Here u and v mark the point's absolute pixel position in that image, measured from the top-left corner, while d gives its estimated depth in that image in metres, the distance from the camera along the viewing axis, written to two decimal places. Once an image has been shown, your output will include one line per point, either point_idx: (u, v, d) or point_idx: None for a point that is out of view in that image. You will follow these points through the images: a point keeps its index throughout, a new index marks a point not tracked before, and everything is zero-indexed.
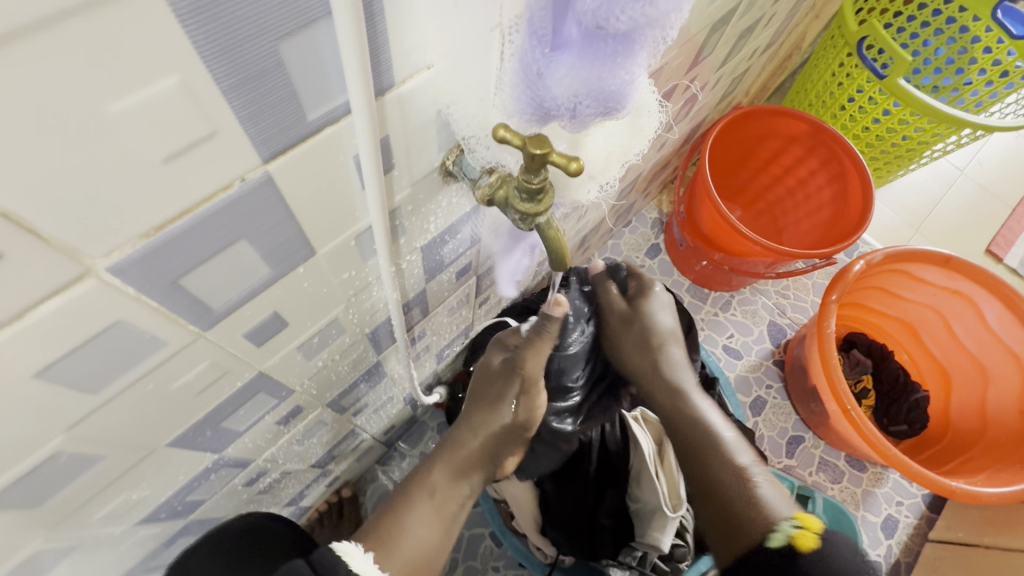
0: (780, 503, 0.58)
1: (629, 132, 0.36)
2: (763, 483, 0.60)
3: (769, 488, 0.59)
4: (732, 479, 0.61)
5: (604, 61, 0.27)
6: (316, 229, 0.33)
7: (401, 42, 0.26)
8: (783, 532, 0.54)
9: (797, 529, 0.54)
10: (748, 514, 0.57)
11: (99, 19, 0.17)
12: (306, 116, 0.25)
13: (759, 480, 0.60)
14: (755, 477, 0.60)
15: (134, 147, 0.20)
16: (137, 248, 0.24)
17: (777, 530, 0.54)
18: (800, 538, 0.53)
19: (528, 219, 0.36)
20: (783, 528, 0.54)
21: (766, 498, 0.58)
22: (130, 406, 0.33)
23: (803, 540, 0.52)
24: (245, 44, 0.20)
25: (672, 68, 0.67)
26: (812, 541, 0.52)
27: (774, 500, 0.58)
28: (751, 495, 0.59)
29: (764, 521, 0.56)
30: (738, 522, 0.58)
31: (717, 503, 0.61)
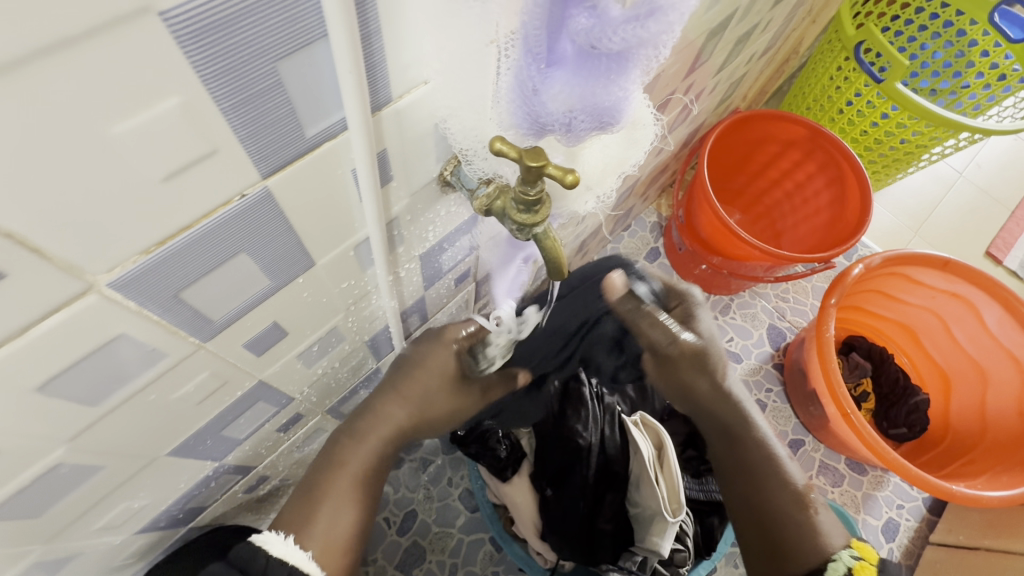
0: (832, 530, 0.58)
1: (625, 146, 0.36)
2: (819, 509, 0.60)
3: (824, 515, 0.59)
4: (789, 505, 0.59)
5: (599, 79, 0.28)
6: (315, 240, 0.33)
7: (397, 58, 0.27)
8: (843, 563, 0.54)
9: (857, 561, 0.54)
10: (803, 542, 0.57)
11: (101, 44, 0.17)
12: (304, 132, 0.25)
13: (816, 507, 0.60)
14: (813, 503, 0.59)
15: (135, 166, 0.21)
16: (138, 263, 0.24)
17: (836, 559, 0.55)
18: (858, 569, 0.53)
19: (525, 229, 0.36)
20: (842, 558, 0.55)
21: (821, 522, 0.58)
22: (131, 417, 0.33)
23: (866, 573, 0.53)
24: (245, 65, 0.21)
25: (670, 75, 0.68)
26: (872, 573, 0.53)
27: (828, 526, 0.58)
28: (810, 525, 0.58)
29: (819, 551, 0.56)
30: (792, 549, 0.57)
31: (765, 525, 0.59)
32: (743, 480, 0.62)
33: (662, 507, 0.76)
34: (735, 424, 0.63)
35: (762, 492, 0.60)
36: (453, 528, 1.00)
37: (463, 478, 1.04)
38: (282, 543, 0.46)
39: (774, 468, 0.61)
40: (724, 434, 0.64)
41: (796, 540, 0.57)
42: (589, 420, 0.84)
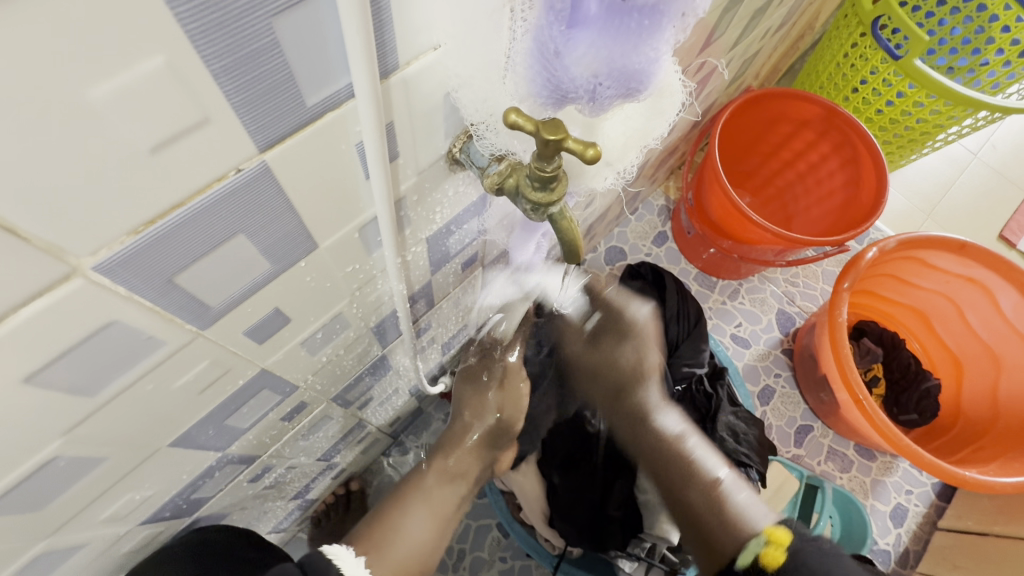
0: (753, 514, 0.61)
1: (649, 116, 0.33)
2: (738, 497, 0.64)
3: (745, 498, 0.63)
4: (705, 497, 0.65)
5: (629, 37, 0.24)
6: (317, 221, 0.31)
7: (407, 20, 0.24)
8: (752, 551, 0.56)
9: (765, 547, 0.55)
10: (721, 531, 0.62)
11: None
12: (305, 101, 0.23)
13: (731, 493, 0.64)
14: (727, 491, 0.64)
15: (119, 136, 0.19)
16: (126, 244, 0.22)
17: (748, 547, 0.57)
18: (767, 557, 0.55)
19: (540, 209, 0.34)
20: (753, 546, 0.57)
21: (739, 507, 0.62)
22: (128, 408, 0.32)
23: (770, 558, 0.54)
24: (237, 22, 0.19)
25: (684, 49, 0.65)
26: (780, 557, 0.54)
27: (749, 509, 0.62)
28: (720, 509, 0.63)
29: (734, 540, 0.60)
30: (715, 540, 0.62)
31: (693, 521, 0.66)
32: (679, 485, 0.67)
33: None
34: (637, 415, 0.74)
35: (681, 487, 0.68)
36: (460, 515, 1.00)
37: None
38: (354, 562, 0.55)
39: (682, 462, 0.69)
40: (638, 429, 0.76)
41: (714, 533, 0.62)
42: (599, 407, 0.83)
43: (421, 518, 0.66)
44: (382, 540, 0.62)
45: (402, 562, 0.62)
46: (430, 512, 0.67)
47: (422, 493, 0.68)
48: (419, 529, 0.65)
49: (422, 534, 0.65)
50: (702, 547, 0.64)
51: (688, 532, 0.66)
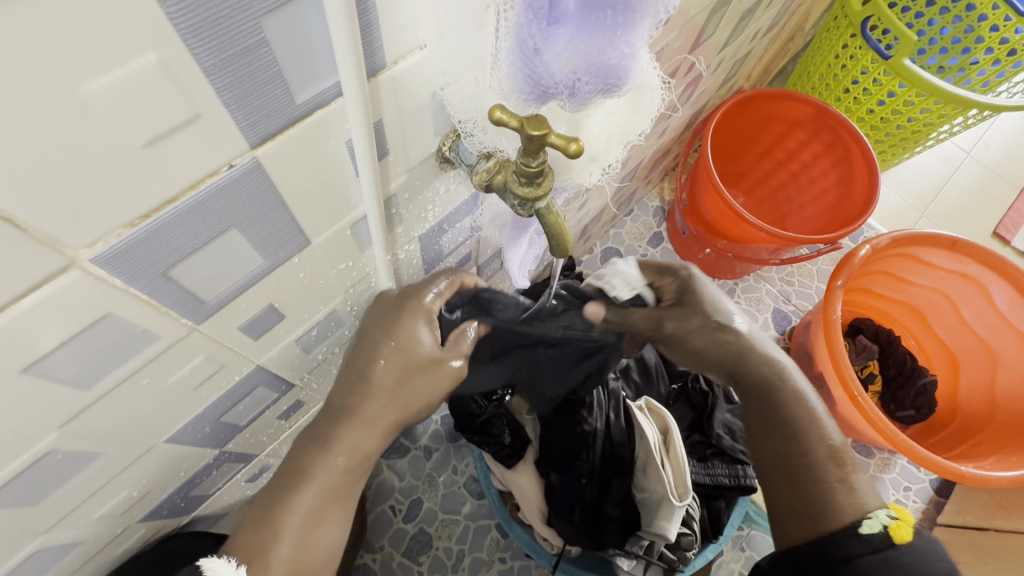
0: (870, 491, 0.48)
1: (629, 113, 0.34)
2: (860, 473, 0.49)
3: (868, 480, 0.49)
4: (824, 457, 0.49)
5: (605, 33, 0.25)
6: (309, 217, 0.32)
7: (393, 19, 0.25)
8: (879, 520, 0.44)
9: (890, 519, 0.44)
10: (837, 496, 0.47)
11: None
12: (295, 98, 0.24)
13: (855, 466, 0.50)
14: (853, 461, 0.50)
15: (113, 131, 0.20)
16: (122, 237, 0.23)
17: (872, 517, 0.45)
18: (895, 530, 0.44)
19: (527, 204, 0.35)
20: (878, 516, 0.45)
21: (860, 481, 0.48)
22: (125, 402, 0.32)
23: (899, 532, 0.43)
24: (228, 21, 0.19)
25: (672, 51, 0.66)
26: (908, 534, 0.43)
27: (871, 490, 0.47)
28: (843, 479, 0.48)
29: (854, 506, 0.46)
30: (822, 504, 0.47)
31: (799, 482, 0.50)
32: (776, 436, 0.53)
33: (668, 491, 0.77)
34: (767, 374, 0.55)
35: (792, 446, 0.51)
36: (459, 516, 1.00)
37: (468, 465, 1.04)
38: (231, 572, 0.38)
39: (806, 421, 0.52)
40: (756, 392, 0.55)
41: (825, 496, 0.47)
42: (596, 406, 0.84)
43: (315, 513, 0.42)
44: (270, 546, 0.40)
45: (303, 566, 0.41)
46: (329, 509, 0.43)
47: (313, 506, 0.42)
48: (324, 531, 0.42)
49: (330, 535, 0.43)
50: (800, 514, 0.48)
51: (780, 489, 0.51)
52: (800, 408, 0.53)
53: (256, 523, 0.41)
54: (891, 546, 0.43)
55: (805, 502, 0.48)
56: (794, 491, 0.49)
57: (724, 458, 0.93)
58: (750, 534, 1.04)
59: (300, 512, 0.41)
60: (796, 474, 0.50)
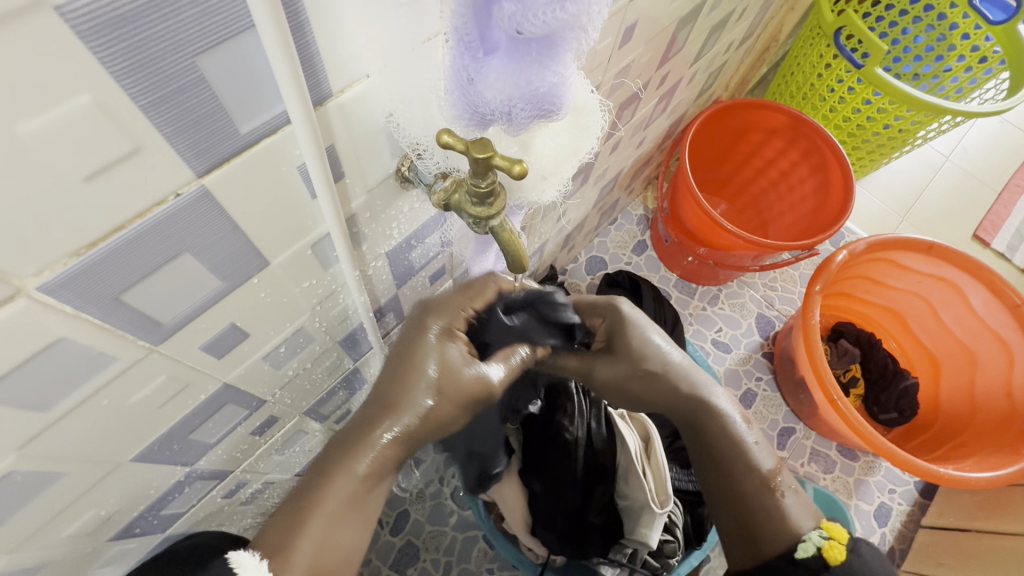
0: (800, 510, 0.57)
1: (575, 132, 0.35)
2: (786, 492, 0.58)
3: (792, 500, 0.57)
4: (754, 489, 0.57)
5: (532, 64, 0.26)
6: (266, 239, 0.33)
7: (333, 51, 0.26)
8: (813, 543, 0.53)
9: (825, 540, 0.53)
10: (773, 524, 0.56)
11: (3, 39, 0.17)
12: (238, 128, 0.25)
13: (783, 488, 0.58)
14: (780, 487, 0.57)
15: (53, 167, 0.21)
16: (69, 265, 0.24)
17: (806, 540, 0.54)
18: (829, 551, 0.52)
19: (481, 222, 0.36)
20: (812, 538, 0.54)
21: (788, 506, 0.56)
22: (84, 423, 0.33)
23: (833, 553, 0.52)
24: (161, 61, 0.21)
25: (641, 65, 0.68)
26: (841, 553, 0.52)
27: (796, 512, 0.56)
28: (776, 510, 0.56)
29: (790, 532, 0.55)
30: (760, 529, 0.57)
31: (742, 512, 0.58)
32: (712, 471, 0.59)
33: (649, 499, 0.78)
34: (691, 401, 0.58)
35: (729, 479, 0.58)
36: (446, 527, 1.01)
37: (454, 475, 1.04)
38: (255, 567, 0.40)
39: (739, 455, 0.58)
40: (688, 424, 0.60)
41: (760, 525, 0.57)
42: (576, 414, 0.84)
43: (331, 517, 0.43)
44: (292, 549, 0.41)
45: (322, 568, 0.42)
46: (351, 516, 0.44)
47: (335, 511, 0.43)
48: (343, 535, 0.44)
49: (348, 538, 0.44)
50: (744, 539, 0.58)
51: (724, 515, 0.60)
52: (728, 440, 0.58)
53: (280, 527, 0.42)
54: (826, 566, 0.51)
55: (749, 528, 0.58)
56: (735, 518, 0.59)
57: None
58: None
59: (322, 513, 0.42)
60: (740, 506, 0.58)
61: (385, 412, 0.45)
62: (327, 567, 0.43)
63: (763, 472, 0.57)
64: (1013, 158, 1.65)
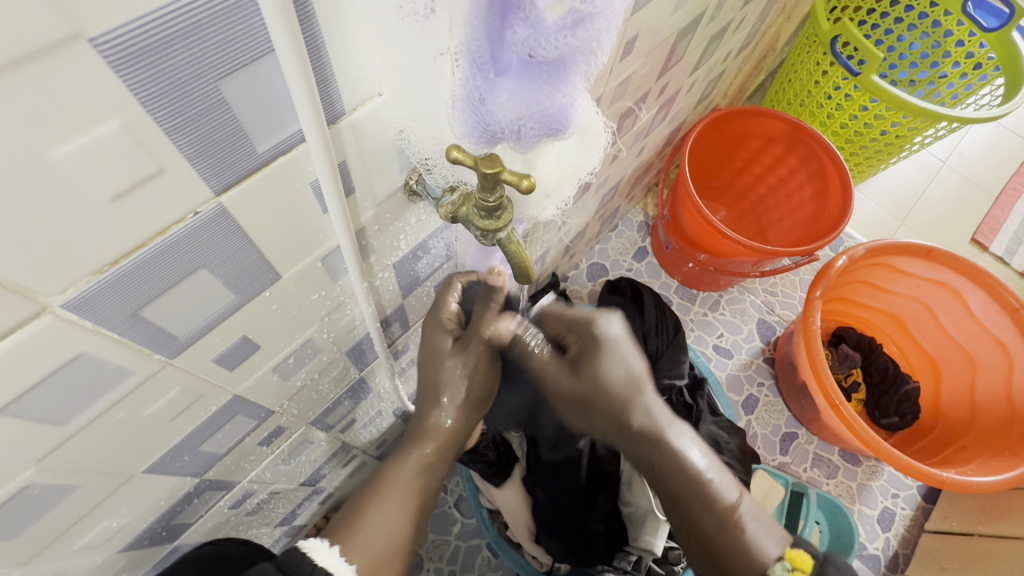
0: (768, 539, 0.56)
1: (579, 152, 0.36)
2: (749, 523, 0.57)
3: (753, 526, 0.57)
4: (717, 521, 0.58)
5: (541, 86, 0.27)
6: (278, 253, 0.34)
7: (347, 72, 0.27)
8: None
9: (787, 573, 0.52)
10: (737, 553, 0.56)
11: (42, 69, 0.17)
12: (256, 148, 0.26)
13: (749, 518, 0.58)
14: (739, 518, 0.57)
15: (82, 188, 0.21)
16: (92, 283, 0.25)
17: (770, 573, 0.53)
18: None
19: (488, 234, 0.37)
20: (775, 571, 0.53)
21: (752, 533, 0.56)
22: (99, 436, 0.33)
23: None
24: (186, 86, 0.21)
25: (642, 76, 0.69)
26: None
27: (758, 539, 0.56)
28: (738, 540, 0.56)
29: (755, 563, 0.55)
30: (727, 559, 0.57)
31: (709, 544, 0.59)
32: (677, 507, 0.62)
33: (653, 505, 0.79)
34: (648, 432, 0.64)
35: (692, 511, 0.60)
36: (450, 536, 1.00)
37: (458, 483, 1.04)
38: (327, 551, 0.50)
39: (698, 486, 0.60)
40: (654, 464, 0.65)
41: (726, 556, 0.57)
42: None
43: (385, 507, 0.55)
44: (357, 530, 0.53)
45: (379, 555, 0.53)
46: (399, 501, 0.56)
47: (393, 498, 0.56)
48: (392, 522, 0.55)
49: (397, 528, 0.55)
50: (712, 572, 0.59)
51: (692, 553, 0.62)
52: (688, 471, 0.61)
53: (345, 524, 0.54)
54: None
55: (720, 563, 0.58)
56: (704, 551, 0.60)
57: None
58: None
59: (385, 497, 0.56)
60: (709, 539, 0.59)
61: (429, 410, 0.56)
62: (383, 554, 0.53)
63: (723, 502, 0.59)
64: (1009, 162, 1.66)
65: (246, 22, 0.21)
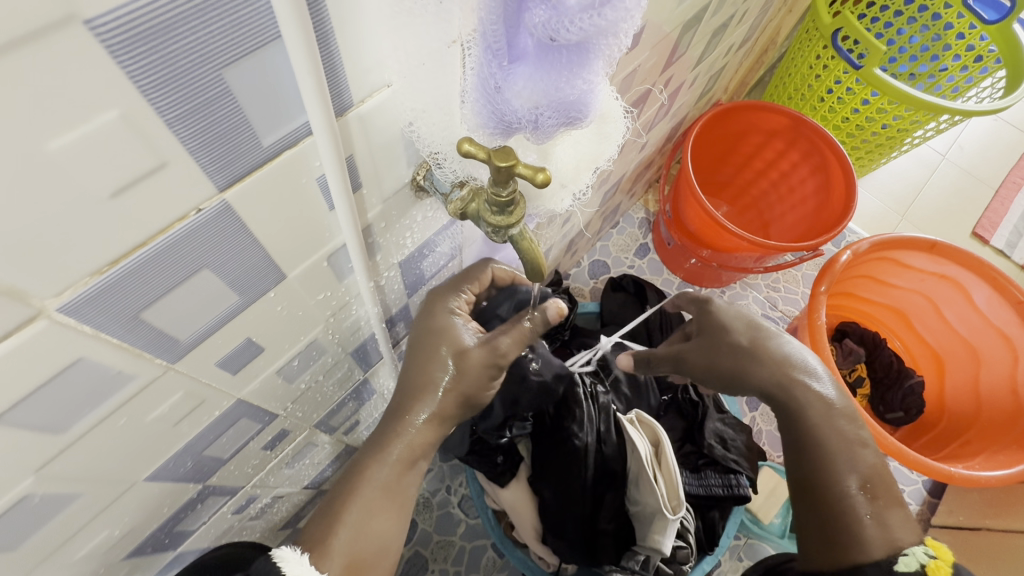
0: (903, 526, 0.50)
1: (596, 141, 0.35)
2: (890, 504, 0.51)
3: (895, 508, 0.51)
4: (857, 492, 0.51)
5: (561, 72, 0.25)
6: (284, 252, 0.32)
7: (356, 62, 0.26)
8: (916, 559, 0.46)
9: (931, 559, 0.46)
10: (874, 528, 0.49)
11: (38, 53, 0.16)
12: (262, 141, 0.25)
13: (888, 500, 0.51)
14: (883, 495, 0.51)
15: (79, 184, 0.20)
16: (90, 285, 0.23)
17: (907, 553, 0.47)
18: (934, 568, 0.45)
19: (500, 231, 0.36)
20: (915, 553, 0.47)
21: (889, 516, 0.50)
22: (101, 444, 0.32)
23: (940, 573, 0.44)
24: (188, 75, 0.20)
25: (646, 69, 0.68)
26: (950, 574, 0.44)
27: (897, 522, 0.50)
28: (876, 513, 0.50)
29: (888, 541, 0.48)
30: (853, 533, 0.50)
31: (829, 513, 0.52)
32: (801, 461, 0.55)
33: (662, 505, 0.76)
34: (783, 385, 0.56)
35: (820, 474, 0.53)
36: (455, 537, 0.99)
37: (462, 483, 1.03)
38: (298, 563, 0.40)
39: (835, 451, 0.53)
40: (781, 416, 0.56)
41: (853, 529, 0.50)
42: (586, 420, 0.84)
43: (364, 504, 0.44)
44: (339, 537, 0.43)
45: (361, 557, 0.43)
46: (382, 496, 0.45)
47: (371, 498, 0.45)
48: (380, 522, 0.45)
49: (386, 526, 0.45)
50: (824, 543, 0.51)
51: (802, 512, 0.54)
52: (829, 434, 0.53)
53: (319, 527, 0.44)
54: None
55: (838, 534, 0.50)
56: (818, 521, 0.52)
57: (716, 469, 0.93)
58: (747, 544, 1.03)
59: (360, 499, 0.44)
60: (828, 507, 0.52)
61: (411, 398, 0.47)
62: (367, 555, 0.44)
63: (866, 472, 0.52)
64: (1008, 155, 1.66)
65: (252, 6, 0.20)
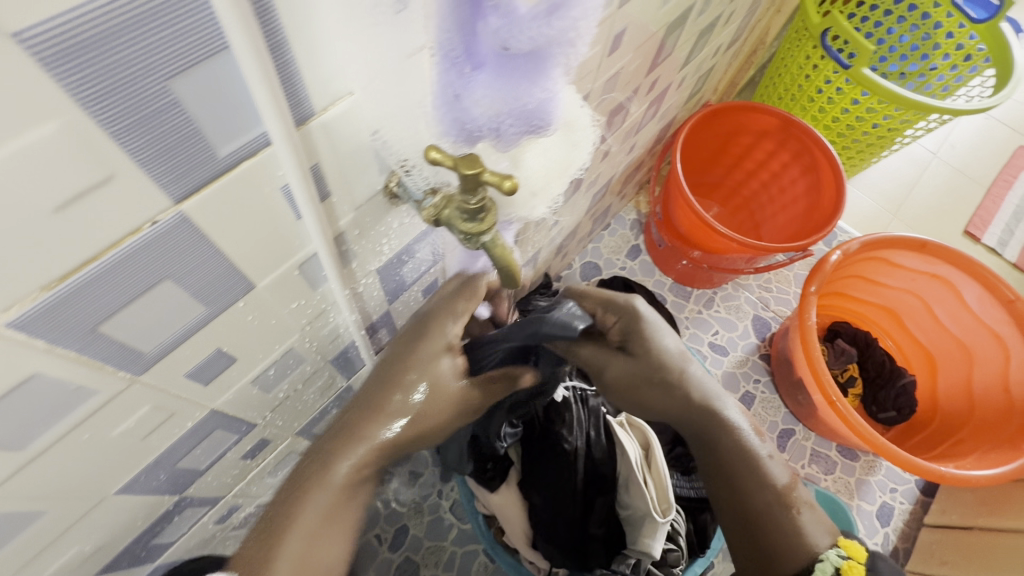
0: (816, 527, 0.57)
1: (566, 147, 0.35)
2: (802, 509, 0.58)
3: (806, 515, 0.58)
4: (774, 506, 0.57)
5: (519, 80, 0.25)
6: (250, 262, 0.32)
7: (316, 70, 0.26)
8: (831, 563, 0.53)
9: (844, 560, 0.54)
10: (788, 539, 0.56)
11: None
12: (217, 151, 0.24)
13: (799, 505, 0.58)
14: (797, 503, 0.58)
15: (20, 198, 0.20)
16: (40, 300, 0.23)
17: (824, 559, 0.54)
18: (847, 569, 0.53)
19: (472, 238, 0.35)
20: (830, 558, 0.54)
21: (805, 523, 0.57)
22: (66, 459, 0.32)
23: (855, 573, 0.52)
24: (132, 85, 0.20)
25: (630, 72, 0.67)
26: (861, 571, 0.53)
27: (811, 528, 0.57)
28: (794, 525, 0.57)
29: (807, 549, 0.55)
30: (766, 542, 0.57)
31: (751, 530, 0.58)
32: (726, 487, 0.59)
33: (651, 508, 0.76)
34: (700, 416, 0.58)
35: (744, 496, 0.58)
36: (446, 542, 0.99)
37: (452, 488, 1.02)
38: None
39: (755, 473, 0.58)
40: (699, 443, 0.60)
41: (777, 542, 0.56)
42: (575, 424, 0.85)
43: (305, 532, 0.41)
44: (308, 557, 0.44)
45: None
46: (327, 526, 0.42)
47: (313, 528, 0.41)
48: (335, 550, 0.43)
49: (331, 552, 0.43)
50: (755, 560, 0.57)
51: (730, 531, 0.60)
52: (742, 459, 0.58)
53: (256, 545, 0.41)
54: None
55: (766, 547, 0.57)
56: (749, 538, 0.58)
57: None
58: None
59: (298, 529, 0.41)
60: (753, 519, 0.58)
61: None
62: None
63: (780, 487, 0.58)
64: (1000, 153, 1.66)
65: (196, 15, 0.19)
